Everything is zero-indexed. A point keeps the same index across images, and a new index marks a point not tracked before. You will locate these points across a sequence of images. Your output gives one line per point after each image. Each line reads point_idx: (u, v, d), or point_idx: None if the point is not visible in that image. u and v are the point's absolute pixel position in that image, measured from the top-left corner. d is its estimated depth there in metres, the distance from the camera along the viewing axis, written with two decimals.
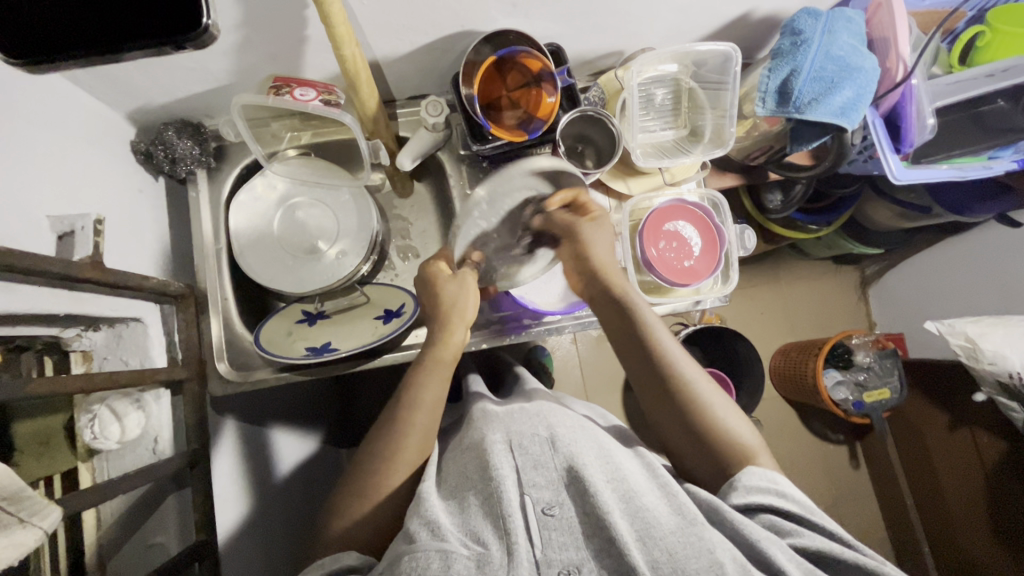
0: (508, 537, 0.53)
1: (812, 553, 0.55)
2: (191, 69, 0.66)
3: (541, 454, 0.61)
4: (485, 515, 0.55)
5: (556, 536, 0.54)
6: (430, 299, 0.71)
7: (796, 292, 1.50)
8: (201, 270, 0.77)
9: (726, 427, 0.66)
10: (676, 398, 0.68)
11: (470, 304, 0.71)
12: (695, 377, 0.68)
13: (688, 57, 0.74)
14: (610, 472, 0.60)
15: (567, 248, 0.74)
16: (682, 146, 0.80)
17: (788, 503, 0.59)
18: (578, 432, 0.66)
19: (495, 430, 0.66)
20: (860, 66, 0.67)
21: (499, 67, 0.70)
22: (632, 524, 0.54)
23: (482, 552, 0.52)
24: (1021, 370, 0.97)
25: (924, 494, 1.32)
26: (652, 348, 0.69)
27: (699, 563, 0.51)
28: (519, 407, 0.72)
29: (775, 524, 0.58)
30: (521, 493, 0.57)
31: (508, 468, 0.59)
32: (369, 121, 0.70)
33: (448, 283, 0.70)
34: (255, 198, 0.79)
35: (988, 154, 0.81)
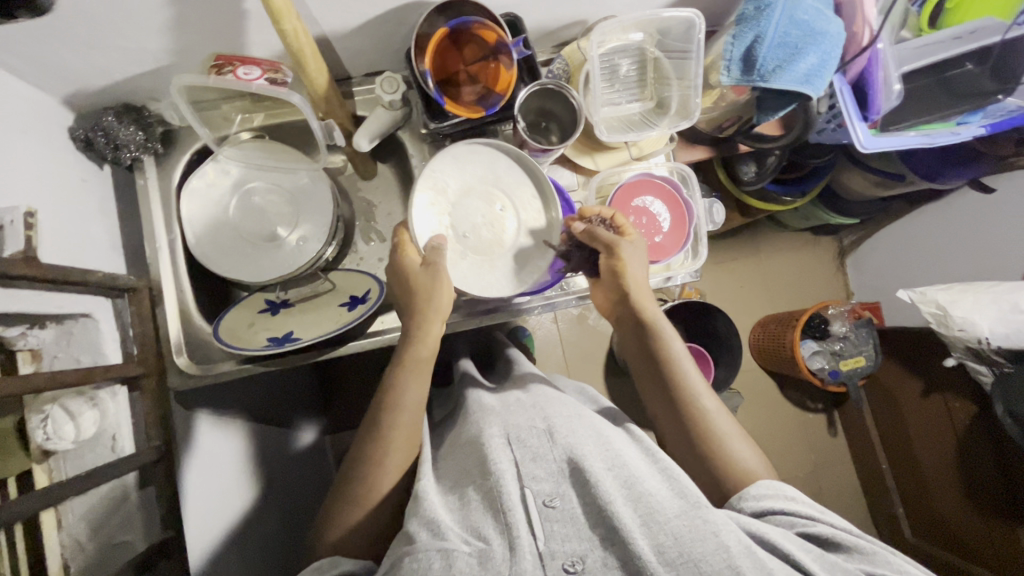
0: (509, 531, 0.52)
1: (827, 540, 0.56)
2: (126, 49, 0.62)
3: (539, 447, 0.61)
4: (486, 511, 0.55)
5: (559, 528, 0.54)
6: (402, 287, 0.67)
7: (773, 265, 1.51)
8: (155, 262, 0.75)
9: (734, 456, 0.65)
10: (687, 424, 0.68)
11: (444, 297, 0.66)
12: (713, 410, 0.68)
13: (653, 24, 0.72)
14: (610, 460, 0.60)
15: (603, 262, 0.72)
16: (648, 119, 0.77)
17: (798, 505, 0.60)
18: (575, 421, 0.66)
19: (492, 424, 0.66)
20: (825, 31, 0.64)
21: (454, 39, 0.67)
22: (635, 510, 0.53)
23: (483, 547, 0.51)
24: (989, 335, 0.98)
25: (901, 459, 1.35)
26: (675, 376, 0.70)
27: (706, 547, 0.50)
28: (515, 396, 0.73)
29: (789, 520, 0.58)
30: (522, 487, 0.57)
31: (506, 464, 0.59)
32: (320, 101, 0.67)
33: (421, 274, 0.65)
34: (207, 184, 0.76)
35: (957, 120, 0.79)
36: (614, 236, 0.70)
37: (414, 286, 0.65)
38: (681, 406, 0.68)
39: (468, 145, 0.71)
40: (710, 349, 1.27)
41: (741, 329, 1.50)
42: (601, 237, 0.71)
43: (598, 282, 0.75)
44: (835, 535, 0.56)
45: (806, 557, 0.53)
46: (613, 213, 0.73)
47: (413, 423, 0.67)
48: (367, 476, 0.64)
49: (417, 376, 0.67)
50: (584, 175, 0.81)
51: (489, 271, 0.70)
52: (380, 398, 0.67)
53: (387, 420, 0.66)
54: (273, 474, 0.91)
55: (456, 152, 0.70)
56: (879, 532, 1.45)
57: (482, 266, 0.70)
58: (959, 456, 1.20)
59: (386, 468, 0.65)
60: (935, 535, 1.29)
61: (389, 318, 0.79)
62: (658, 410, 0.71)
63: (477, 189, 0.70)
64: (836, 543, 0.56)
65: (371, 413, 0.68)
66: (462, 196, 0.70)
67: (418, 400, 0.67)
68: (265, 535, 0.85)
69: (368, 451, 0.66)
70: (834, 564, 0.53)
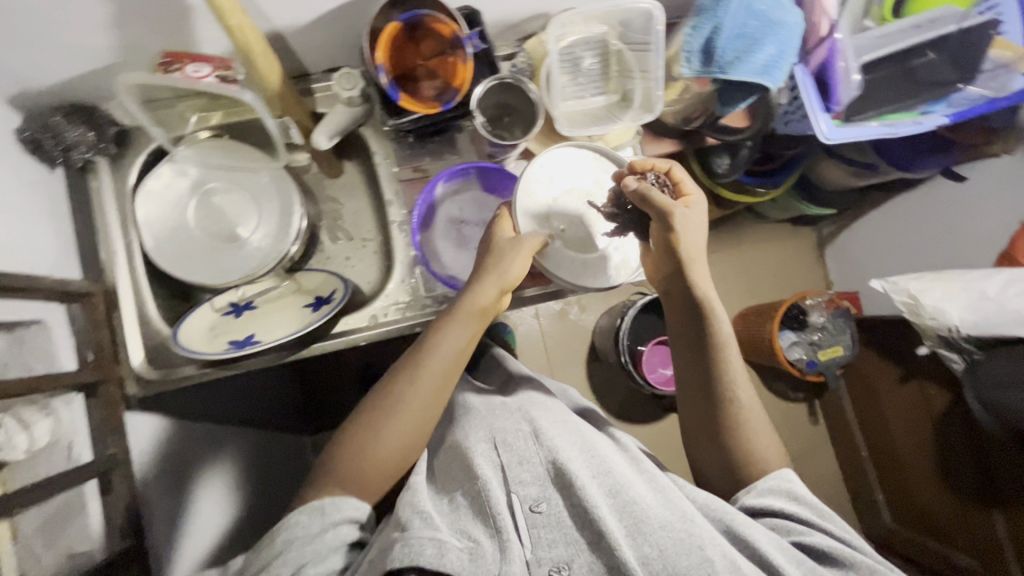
0: (499, 535, 0.57)
1: (820, 552, 0.58)
2: (68, 47, 0.60)
3: (524, 450, 0.65)
4: (474, 516, 0.59)
5: (545, 534, 0.58)
6: (484, 244, 0.69)
7: (753, 257, 1.51)
8: (111, 266, 0.73)
9: (755, 451, 0.67)
10: (717, 416, 0.68)
11: (517, 263, 0.66)
12: (748, 404, 0.68)
13: (613, 16, 0.71)
14: (596, 467, 0.63)
15: (656, 229, 0.68)
16: (612, 112, 0.76)
17: (797, 511, 0.62)
18: (561, 426, 0.69)
19: (477, 428, 0.70)
20: (782, 21, 0.64)
21: (410, 33, 0.66)
22: (620, 519, 0.57)
23: (473, 545, 0.56)
24: (959, 324, 0.99)
25: (880, 447, 1.37)
26: (717, 363, 0.68)
27: (691, 561, 0.53)
28: (499, 399, 0.75)
29: (786, 526, 0.61)
30: (509, 492, 0.61)
31: (493, 469, 0.64)
32: (275, 98, 0.66)
33: (506, 238, 0.68)
34: (165, 185, 0.75)
35: (919, 109, 0.79)
36: (670, 203, 0.65)
37: (494, 247, 0.67)
38: (716, 395, 0.68)
39: (577, 147, 0.74)
40: None
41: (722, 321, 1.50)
42: (656, 204, 0.66)
43: (648, 248, 0.72)
44: (830, 550, 0.58)
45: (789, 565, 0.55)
46: (671, 172, 0.70)
47: (429, 397, 0.66)
48: (377, 428, 0.64)
49: (466, 333, 0.66)
50: None
51: (579, 264, 0.70)
52: (419, 344, 0.67)
53: (424, 366, 0.66)
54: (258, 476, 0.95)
55: (561, 151, 0.72)
56: (860, 519, 1.47)
57: (572, 257, 0.70)
58: (936, 445, 1.21)
59: (402, 419, 0.65)
60: (913, 519, 1.31)
61: (353, 319, 0.76)
62: (690, 389, 0.70)
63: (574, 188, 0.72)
64: (830, 556, 0.58)
65: (407, 355, 0.68)
66: (560, 191, 0.72)
67: (453, 366, 0.67)
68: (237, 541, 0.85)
69: (392, 388, 0.66)
70: None
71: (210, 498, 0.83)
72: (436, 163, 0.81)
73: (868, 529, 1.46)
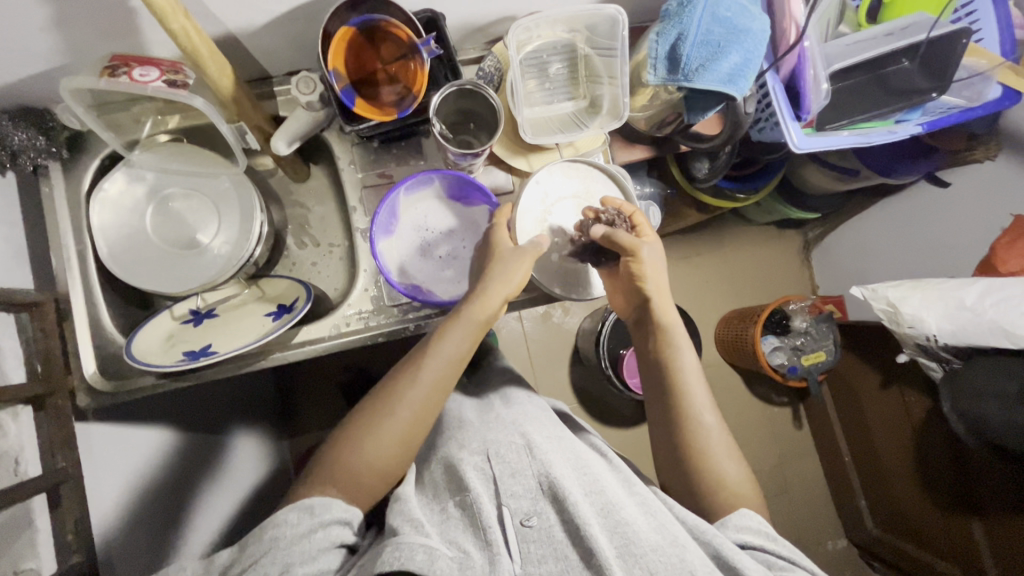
0: (490, 548, 0.57)
1: None
2: (9, 50, 0.58)
3: (517, 462, 0.63)
4: (467, 529, 0.59)
5: (535, 549, 0.58)
6: (488, 256, 0.69)
7: (738, 259, 1.50)
8: (64, 273, 0.71)
9: (722, 473, 0.65)
10: (680, 437, 0.67)
11: (516, 276, 0.66)
12: (711, 426, 0.67)
13: (579, 21, 0.69)
14: (588, 485, 0.61)
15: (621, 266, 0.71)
16: (579, 119, 0.75)
17: (777, 546, 0.59)
18: (555, 442, 0.67)
19: (467, 442, 0.67)
20: (747, 28, 0.62)
21: (368, 37, 0.65)
22: (612, 540, 0.56)
23: (463, 555, 0.56)
24: (937, 333, 0.98)
25: (862, 452, 1.36)
26: (679, 390, 0.68)
27: None
28: (496, 410, 0.72)
29: (768, 559, 0.58)
30: (500, 505, 0.60)
31: (483, 483, 0.62)
32: (228, 103, 0.64)
33: (509, 249, 0.68)
34: (120, 192, 0.73)
35: (894, 118, 0.78)
36: (634, 241, 0.68)
37: (498, 252, 0.68)
38: (678, 420, 0.67)
39: (569, 163, 0.75)
40: None
41: (705, 325, 1.49)
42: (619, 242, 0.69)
43: (618, 282, 0.73)
44: None
45: None
46: (629, 214, 0.71)
47: (415, 412, 0.63)
48: (367, 425, 0.63)
49: (462, 342, 0.64)
50: (520, 177, 0.78)
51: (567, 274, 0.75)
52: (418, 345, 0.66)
53: (420, 366, 0.64)
54: (227, 489, 0.92)
55: (558, 168, 0.74)
56: (842, 523, 1.46)
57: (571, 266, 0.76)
58: (917, 453, 1.20)
59: (389, 425, 0.62)
60: (895, 526, 1.31)
61: (317, 327, 0.75)
62: (655, 416, 0.70)
63: (575, 198, 0.74)
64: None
65: (404, 363, 0.67)
66: (555, 206, 0.74)
67: (442, 376, 0.64)
68: (212, 550, 0.83)
69: (385, 392, 0.64)
70: None
71: (178, 508, 0.80)
72: (402, 168, 0.79)
73: (849, 534, 1.45)
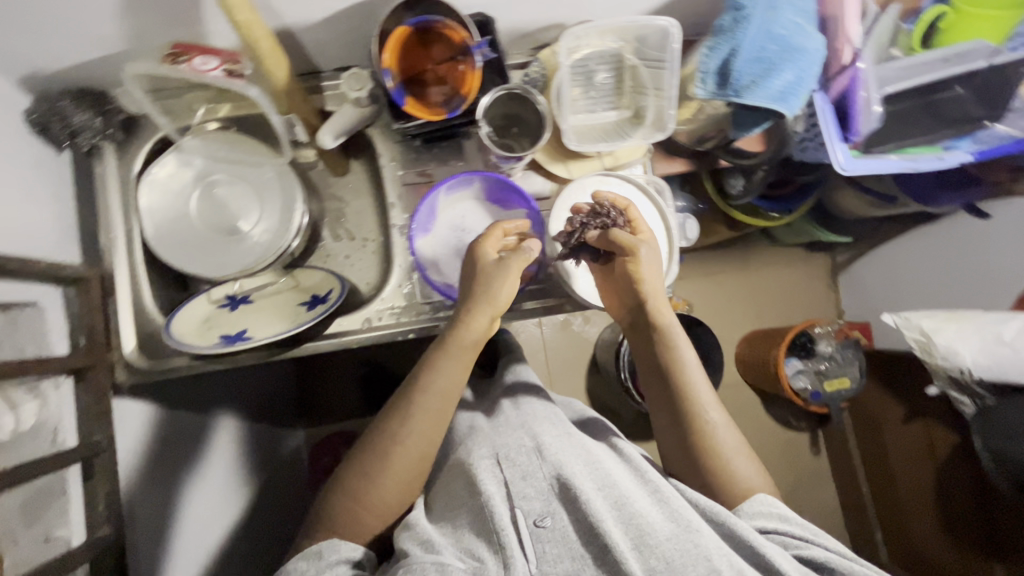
0: (503, 551, 0.55)
1: (819, 564, 0.56)
2: (77, 33, 0.60)
3: (528, 464, 0.62)
4: (478, 533, 0.58)
5: (550, 549, 0.57)
6: (470, 273, 0.67)
7: (764, 279, 1.48)
8: (111, 251, 0.73)
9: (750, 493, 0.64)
10: (689, 436, 0.66)
11: (500, 292, 0.66)
12: (717, 422, 0.66)
13: (629, 31, 0.69)
14: (600, 479, 0.61)
15: (619, 266, 0.70)
16: (622, 129, 0.75)
17: (790, 526, 0.59)
18: (565, 440, 0.66)
19: (481, 445, 0.67)
20: (803, 47, 0.62)
21: (420, 37, 0.65)
22: (626, 532, 0.55)
23: (477, 564, 0.55)
24: (972, 366, 0.95)
25: (880, 482, 1.33)
26: (682, 388, 0.67)
27: (698, 571, 0.52)
28: (506, 414, 0.72)
29: (784, 540, 0.58)
30: (512, 507, 0.59)
31: (495, 484, 0.61)
32: (281, 94, 0.66)
33: (491, 266, 0.66)
34: (168, 175, 0.75)
35: (943, 144, 0.77)
36: (633, 241, 0.67)
37: (479, 270, 0.66)
38: (685, 420, 0.67)
39: (601, 176, 0.76)
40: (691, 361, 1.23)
41: (727, 343, 1.47)
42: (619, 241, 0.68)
43: (613, 281, 0.71)
44: (830, 561, 0.55)
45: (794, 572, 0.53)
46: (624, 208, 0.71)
47: (417, 443, 0.64)
48: (371, 467, 0.64)
49: (455, 368, 0.66)
50: (558, 183, 0.79)
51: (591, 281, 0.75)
52: (413, 375, 0.66)
53: (415, 400, 0.65)
54: (254, 480, 0.95)
55: (589, 179, 0.75)
56: None
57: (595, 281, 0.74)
58: (938, 485, 1.19)
59: (396, 461, 0.64)
60: (910, 562, 1.27)
61: (348, 319, 0.76)
62: (660, 417, 0.70)
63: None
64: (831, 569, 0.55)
65: (399, 392, 0.67)
66: None
67: (434, 399, 0.65)
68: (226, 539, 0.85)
69: (384, 430, 0.65)
70: None
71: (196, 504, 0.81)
72: (442, 168, 0.80)
73: None
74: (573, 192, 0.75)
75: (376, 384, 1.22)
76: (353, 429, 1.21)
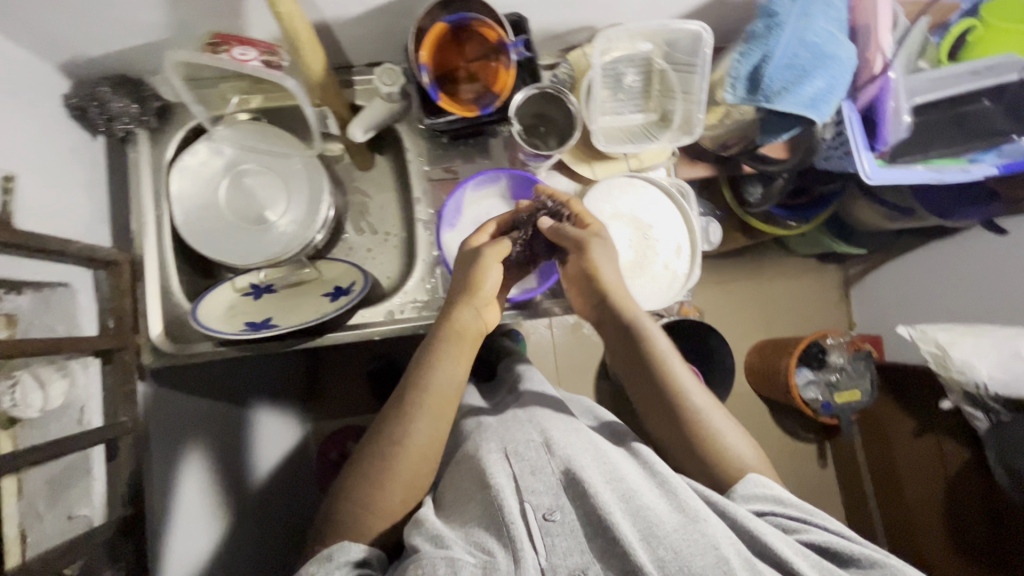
0: (513, 545, 0.55)
1: (820, 547, 0.56)
2: (122, 20, 0.62)
3: (537, 459, 0.63)
4: (486, 527, 0.57)
5: (560, 542, 0.56)
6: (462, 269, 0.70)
7: (776, 289, 1.48)
8: (140, 235, 0.74)
9: None
10: (683, 424, 0.66)
11: (488, 279, 0.68)
12: (705, 407, 0.67)
13: (660, 35, 0.70)
14: (608, 473, 0.61)
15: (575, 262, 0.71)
16: (649, 132, 0.76)
17: (786, 509, 0.60)
18: (573, 435, 0.67)
19: (489, 441, 0.68)
20: (835, 55, 0.63)
21: (455, 35, 0.66)
22: (634, 524, 0.55)
23: (487, 559, 0.54)
24: (987, 380, 0.95)
25: (888, 496, 1.32)
26: (667, 377, 0.68)
27: (706, 560, 0.51)
28: (513, 412, 0.73)
29: (783, 523, 0.58)
30: (521, 500, 0.59)
31: (505, 478, 0.61)
32: (316, 86, 0.67)
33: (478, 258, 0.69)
34: (200, 163, 0.76)
35: (968, 157, 0.76)
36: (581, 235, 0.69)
37: (463, 265, 0.69)
38: (675, 409, 0.67)
39: (627, 177, 0.76)
40: (703, 368, 1.23)
41: (737, 352, 1.47)
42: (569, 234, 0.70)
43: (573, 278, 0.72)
44: (832, 544, 0.55)
45: (799, 559, 0.53)
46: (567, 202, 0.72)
47: (423, 438, 0.64)
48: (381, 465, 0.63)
49: (453, 358, 0.67)
50: (582, 183, 0.79)
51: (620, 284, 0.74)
52: (411, 378, 0.67)
53: (419, 394, 0.65)
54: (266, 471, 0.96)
55: (616, 180, 0.75)
56: None
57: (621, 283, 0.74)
58: (946, 500, 1.18)
59: (406, 456, 0.63)
60: None
61: (371, 311, 0.77)
62: (651, 412, 0.69)
63: (628, 217, 0.75)
64: (832, 551, 0.55)
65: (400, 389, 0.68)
66: (612, 217, 0.75)
67: (438, 392, 0.66)
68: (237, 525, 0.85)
69: (393, 427, 0.64)
70: (830, 571, 0.53)
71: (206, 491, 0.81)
72: (467, 165, 0.81)
73: None
74: (600, 192, 0.75)
75: (386, 379, 1.22)
76: (363, 424, 1.22)
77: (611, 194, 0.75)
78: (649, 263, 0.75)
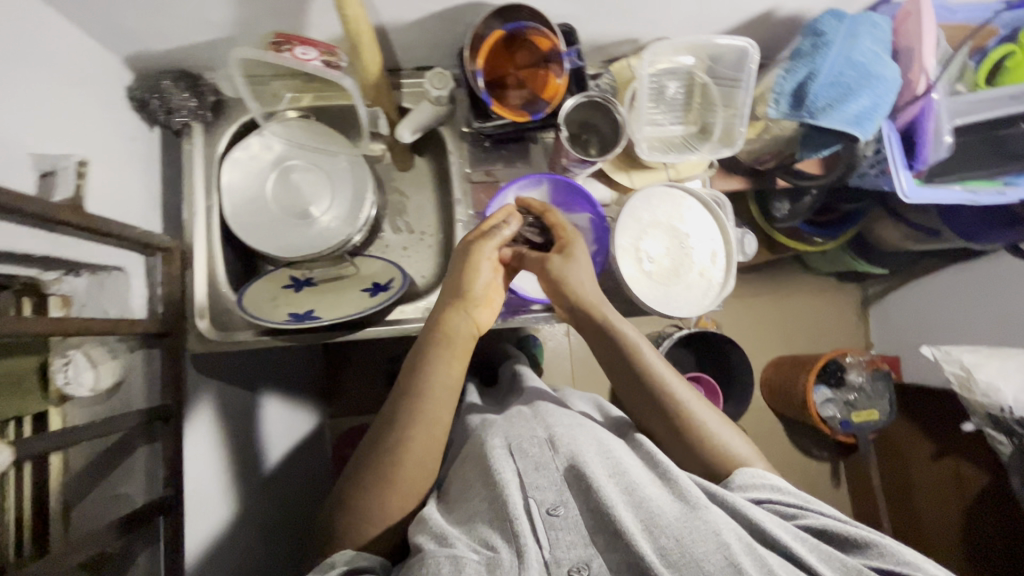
0: (517, 540, 0.53)
1: (817, 530, 0.57)
2: (191, 17, 0.64)
3: (541, 455, 0.62)
4: (492, 522, 0.56)
5: (563, 535, 0.55)
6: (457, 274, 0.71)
7: (796, 306, 1.48)
8: (190, 225, 0.76)
9: None
10: (672, 420, 0.68)
11: (481, 274, 0.70)
12: (689, 400, 0.69)
13: (704, 50, 0.72)
14: (612, 467, 0.61)
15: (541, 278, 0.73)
16: (689, 143, 0.77)
17: (782, 496, 0.61)
18: (577, 430, 0.67)
19: (494, 435, 0.67)
20: (881, 74, 0.65)
21: (508, 42, 0.69)
22: (635, 514, 0.54)
23: (491, 555, 0.53)
24: (1012, 404, 0.95)
25: (903, 518, 1.31)
26: (648, 375, 0.70)
27: (707, 546, 0.51)
28: (517, 409, 0.73)
29: (783, 510, 0.59)
30: (525, 496, 0.58)
31: (510, 473, 0.61)
32: (370, 86, 0.69)
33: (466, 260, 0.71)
34: (250, 156, 0.78)
35: (1002, 179, 0.79)
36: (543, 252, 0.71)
37: (454, 269, 0.71)
38: (663, 406, 0.69)
39: (664, 188, 0.78)
40: (722, 381, 1.23)
41: (755, 367, 1.47)
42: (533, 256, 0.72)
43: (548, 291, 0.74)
44: (829, 527, 0.56)
45: (798, 545, 0.53)
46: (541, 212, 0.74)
47: (425, 436, 0.65)
48: (385, 463, 0.63)
49: (451, 355, 0.68)
50: (621, 192, 0.82)
51: (661, 292, 0.74)
52: (409, 379, 0.67)
53: (421, 393, 0.66)
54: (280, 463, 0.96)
55: (656, 190, 0.77)
56: None
57: (658, 288, 0.74)
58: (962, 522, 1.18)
59: (409, 457, 0.63)
60: None
61: (412, 308, 0.79)
62: (638, 413, 0.71)
63: (665, 225, 0.76)
64: (830, 534, 0.56)
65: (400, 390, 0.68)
66: (651, 227, 0.76)
67: (436, 389, 0.66)
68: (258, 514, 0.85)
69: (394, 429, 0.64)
70: (829, 554, 0.53)
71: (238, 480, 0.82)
72: (508, 169, 0.83)
73: None
74: (642, 201, 0.77)
75: None
76: None
77: (652, 205, 0.77)
78: (683, 271, 0.76)
